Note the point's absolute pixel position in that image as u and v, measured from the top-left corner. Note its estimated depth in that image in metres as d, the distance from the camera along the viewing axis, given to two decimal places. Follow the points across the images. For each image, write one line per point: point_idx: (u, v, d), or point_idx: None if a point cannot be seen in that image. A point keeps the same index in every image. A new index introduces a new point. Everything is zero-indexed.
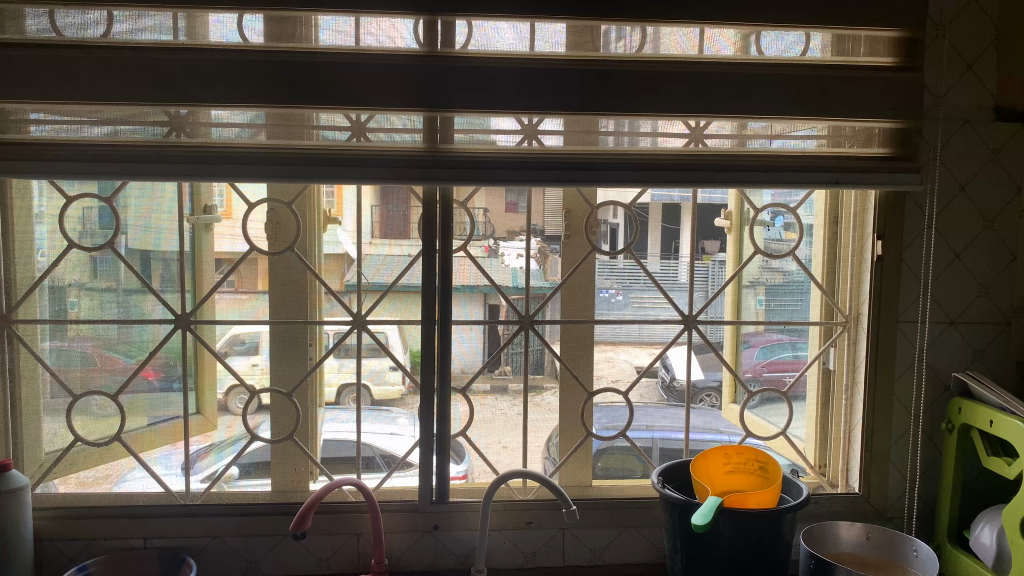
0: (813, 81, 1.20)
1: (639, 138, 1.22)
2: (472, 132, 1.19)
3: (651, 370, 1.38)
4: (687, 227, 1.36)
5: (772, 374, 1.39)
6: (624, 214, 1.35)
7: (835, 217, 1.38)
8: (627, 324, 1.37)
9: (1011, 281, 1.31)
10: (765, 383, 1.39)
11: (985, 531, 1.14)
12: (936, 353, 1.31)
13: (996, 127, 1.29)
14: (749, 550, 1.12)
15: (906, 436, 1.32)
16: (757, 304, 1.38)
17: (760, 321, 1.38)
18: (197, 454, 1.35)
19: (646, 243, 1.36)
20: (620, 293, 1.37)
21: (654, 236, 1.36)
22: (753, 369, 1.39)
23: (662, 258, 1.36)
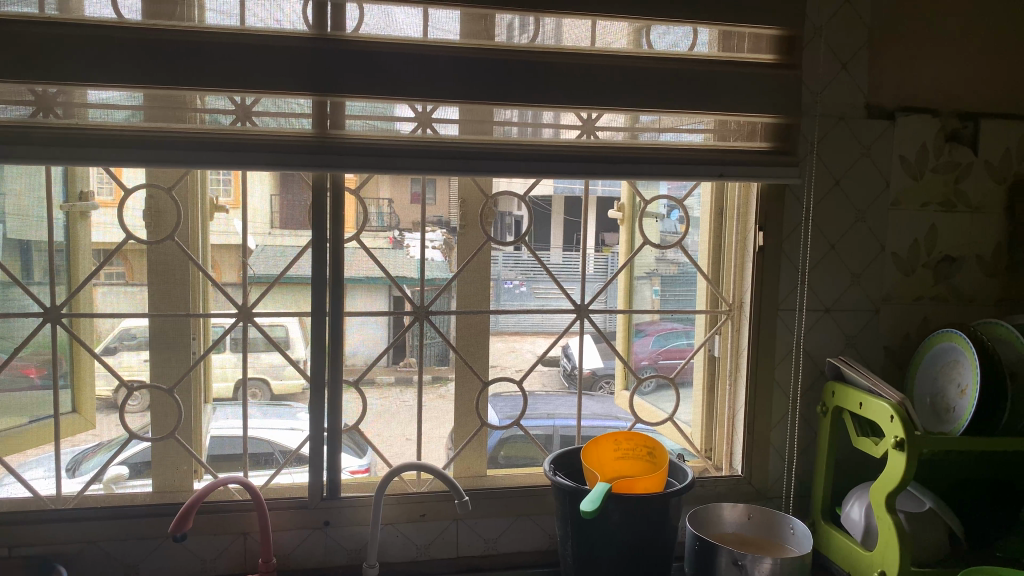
0: (701, 75, 1.23)
1: (542, 129, 1.22)
2: (375, 120, 1.18)
3: (550, 358, 1.39)
4: (588, 220, 1.37)
5: (667, 361, 1.43)
6: (527, 207, 1.35)
7: (721, 209, 1.43)
8: (532, 314, 1.37)
9: (880, 271, 1.38)
10: (657, 370, 1.42)
11: (855, 508, 1.21)
12: (813, 339, 1.37)
13: (868, 124, 1.35)
14: (637, 535, 1.15)
15: (785, 420, 1.38)
16: (651, 294, 1.41)
17: (655, 311, 1.41)
18: (85, 453, 1.28)
19: (548, 235, 1.36)
20: (524, 284, 1.37)
21: (556, 228, 1.37)
22: (648, 357, 1.42)
23: (563, 250, 1.37)
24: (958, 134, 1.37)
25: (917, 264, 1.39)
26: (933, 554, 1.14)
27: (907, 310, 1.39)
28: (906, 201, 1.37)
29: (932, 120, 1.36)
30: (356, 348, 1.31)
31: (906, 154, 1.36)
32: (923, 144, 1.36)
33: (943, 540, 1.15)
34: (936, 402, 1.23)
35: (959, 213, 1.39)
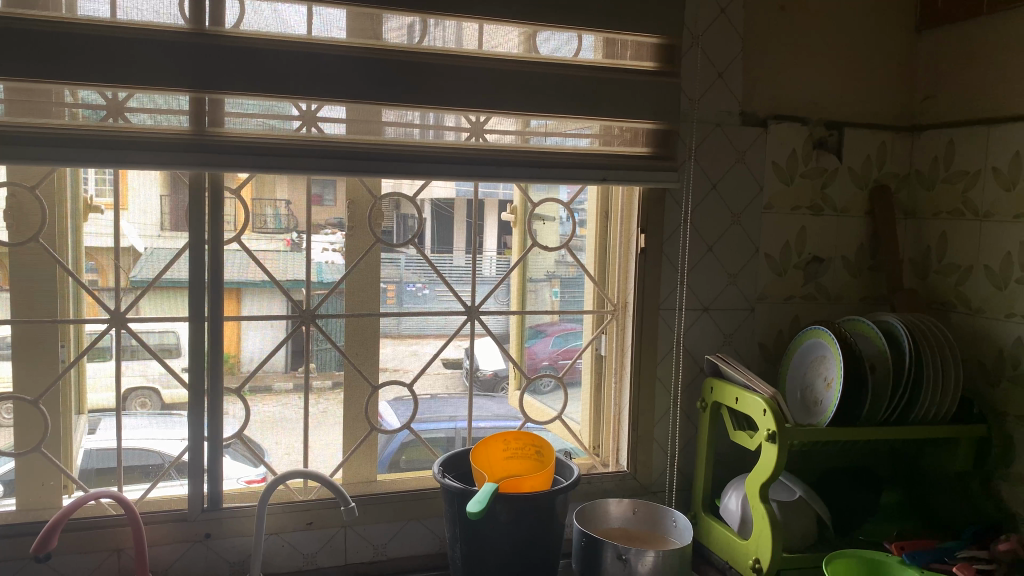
0: (585, 81, 1.26)
1: (444, 132, 1.23)
2: (268, 117, 1.15)
3: (453, 361, 1.39)
4: (493, 222, 1.38)
5: (567, 361, 1.45)
6: (432, 208, 1.35)
7: (607, 211, 1.45)
8: (432, 317, 1.37)
9: (754, 271, 1.44)
10: (558, 370, 1.45)
11: (732, 498, 1.26)
12: (692, 337, 1.42)
13: (742, 130, 1.41)
14: (525, 534, 1.16)
15: (668, 415, 1.42)
16: (551, 296, 1.43)
17: (554, 312, 1.43)
18: None
19: (453, 237, 1.36)
20: (427, 287, 1.36)
21: (460, 230, 1.36)
22: (549, 357, 1.44)
23: (467, 253, 1.37)
24: (824, 141, 1.45)
25: (788, 264, 1.46)
26: (803, 540, 1.20)
27: (780, 309, 1.46)
28: (778, 205, 1.44)
29: (801, 128, 1.44)
30: (249, 352, 1.27)
31: (777, 160, 1.43)
32: (793, 150, 1.44)
33: (812, 526, 1.21)
34: (806, 395, 1.30)
35: (826, 216, 1.47)
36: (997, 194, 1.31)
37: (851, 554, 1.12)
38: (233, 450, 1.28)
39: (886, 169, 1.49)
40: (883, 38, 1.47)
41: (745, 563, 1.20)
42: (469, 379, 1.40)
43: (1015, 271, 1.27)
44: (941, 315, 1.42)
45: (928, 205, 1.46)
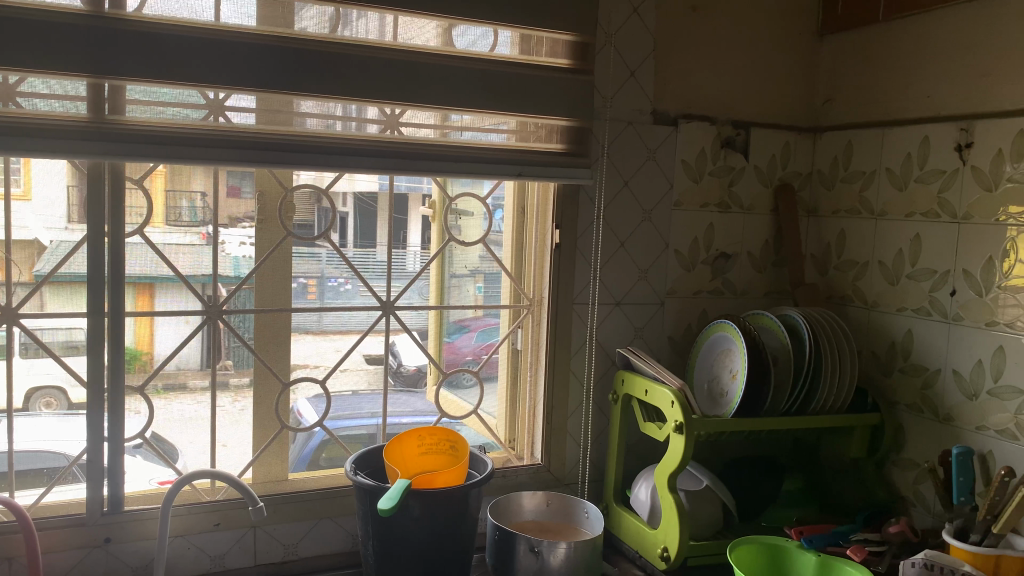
0: (501, 76, 1.26)
1: (367, 125, 1.22)
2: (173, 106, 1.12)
3: (377, 357, 1.37)
4: (415, 218, 1.37)
5: (490, 356, 1.45)
6: (354, 202, 1.32)
7: (523, 207, 1.45)
8: (357, 313, 1.35)
9: (664, 267, 1.48)
10: (482, 364, 1.45)
11: (642, 488, 1.28)
12: (604, 331, 1.45)
13: (654, 129, 1.44)
14: (438, 529, 1.16)
15: (581, 409, 1.44)
16: (475, 291, 1.43)
17: (478, 307, 1.43)
18: None
19: (376, 231, 1.34)
20: (350, 282, 1.34)
21: (383, 223, 1.34)
22: (472, 352, 1.44)
23: (391, 247, 1.35)
24: (732, 141, 1.50)
25: (697, 260, 1.50)
26: (708, 528, 1.24)
27: (689, 303, 1.50)
28: (688, 202, 1.48)
29: (709, 128, 1.48)
30: (161, 347, 1.23)
31: (686, 158, 1.47)
32: (702, 149, 1.48)
33: (717, 514, 1.25)
34: (713, 387, 1.34)
35: (733, 213, 1.51)
36: (890, 193, 1.38)
37: (754, 540, 1.15)
38: (146, 450, 1.24)
39: (789, 169, 1.55)
40: (787, 42, 1.52)
41: (654, 552, 1.23)
42: (394, 379, 1.39)
43: (905, 268, 1.34)
44: (839, 309, 1.48)
45: (828, 204, 1.52)
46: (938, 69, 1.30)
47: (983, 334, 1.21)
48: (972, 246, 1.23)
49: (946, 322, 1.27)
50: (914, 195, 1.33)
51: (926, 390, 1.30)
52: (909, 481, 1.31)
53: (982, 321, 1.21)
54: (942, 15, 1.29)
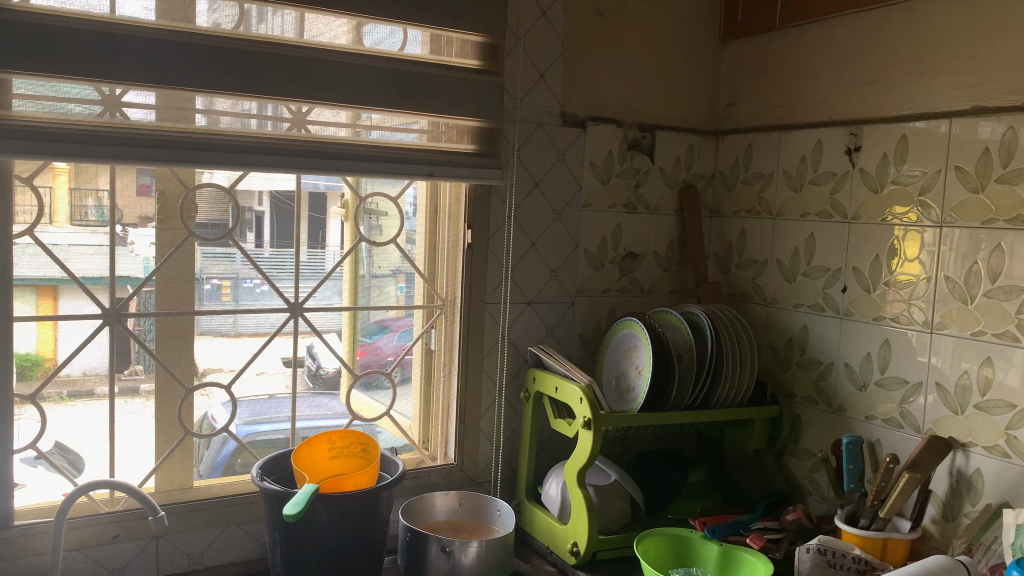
0: (411, 75, 1.26)
1: (280, 123, 1.20)
2: (65, 102, 1.07)
3: (294, 360, 1.34)
4: (333, 217, 1.35)
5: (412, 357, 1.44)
6: (270, 201, 1.29)
7: (436, 209, 1.44)
8: (275, 314, 1.32)
9: (574, 266, 1.51)
10: (403, 365, 1.43)
11: (552, 485, 1.30)
12: (516, 330, 1.46)
13: (562, 131, 1.46)
14: (347, 533, 1.15)
15: (493, 408, 1.45)
16: (396, 292, 1.42)
17: (400, 307, 1.42)
18: None
19: (293, 231, 1.31)
20: (266, 283, 1.31)
21: (300, 224, 1.32)
22: (394, 352, 1.43)
23: (309, 247, 1.33)
24: (638, 143, 1.53)
25: (606, 259, 1.53)
26: (617, 521, 1.26)
27: (598, 301, 1.53)
28: (596, 203, 1.51)
29: (616, 130, 1.51)
30: (64, 353, 1.17)
31: (595, 160, 1.50)
32: (609, 151, 1.51)
33: (625, 508, 1.28)
34: (621, 382, 1.37)
35: (640, 214, 1.55)
36: (786, 194, 1.44)
37: (659, 532, 1.18)
38: (47, 463, 1.17)
39: (693, 171, 1.59)
40: (691, 47, 1.57)
41: (564, 547, 1.25)
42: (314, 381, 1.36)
43: (801, 266, 1.40)
44: (741, 306, 1.53)
45: (730, 204, 1.57)
46: (829, 76, 1.36)
47: (871, 328, 1.27)
48: (860, 245, 1.30)
49: (838, 318, 1.33)
50: (809, 197, 1.39)
51: (820, 382, 1.36)
52: (807, 470, 1.37)
53: (869, 316, 1.28)
54: (832, 25, 1.36)
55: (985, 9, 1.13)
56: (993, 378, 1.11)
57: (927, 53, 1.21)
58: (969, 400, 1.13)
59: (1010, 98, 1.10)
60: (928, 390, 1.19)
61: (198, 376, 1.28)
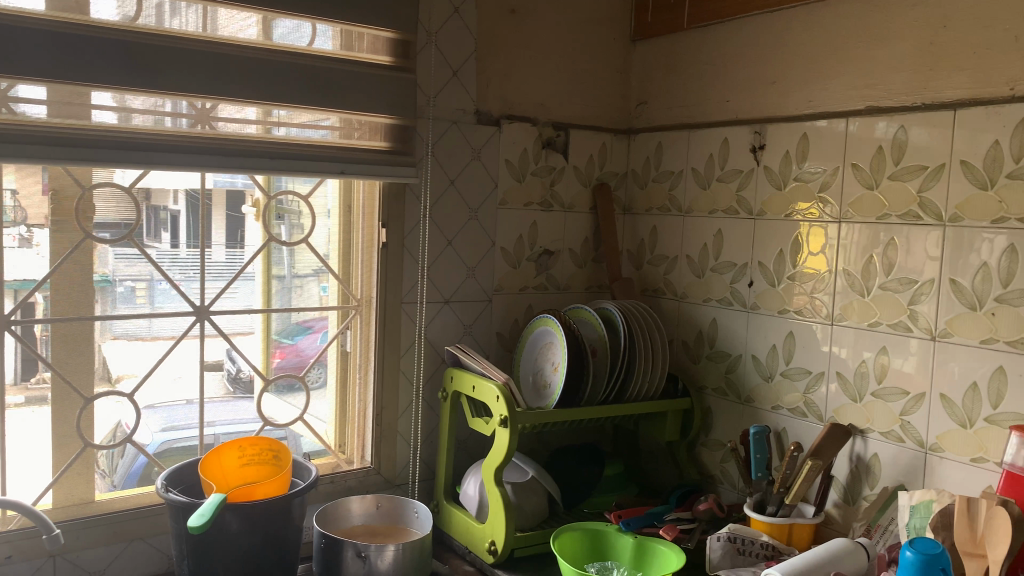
0: (321, 71, 1.23)
1: (186, 120, 1.15)
2: None
3: (212, 364, 1.29)
4: (249, 217, 1.30)
5: (334, 356, 1.41)
6: (186, 199, 1.24)
7: (350, 206, 1.39)
8: (186, 317, 1.26)
9: (491, 264, 1.50)
10: (325, 366, 1.40)
11: (470, 484, 1.30)
12: (433, 330, 1.45)
13: (477, 128, 1.45)
14: (258, 542, 1.12)
15: (411, 408, 1.44)
16: (320, 291, 1.38)
17: (325, 307, 1.39)
18: None
19: (212, 231, 1.27)
20: (181, 286, 1.26)
21: (219, 223, 1.28)
22: (317, 353, 1.39)
23: (227, 247, 1.29)
24: (553, 141, 1.54)
25: (522, 257, 1.54)
26: (533, 518, 1.27)
27: (515, 299, 1.54)
28: (512, 201, 1.51)
29: (530, 128, 1.51)
30: None
31: (510, 158, 1.50)
32: (524, 149, 1.51)
33: (542, 504, 1.29)
34: (537, 379, 1.37)
35: (555, 211, 1.56)
36: (695, 191, 1.47)
37: (575, 527, 1.19)
38: None
39: (606, 169, 1.61)
40: (603, 46, 1.58)
41: (482, 546, 1.24)
42: (235, 387, 1.32)
43: (710, 261, 1.43)
44: (653, 301, 1.56)
45: (641, 202, 1.59)
46: (735, 77, 1.40)
47: (776, 320, 1.32)
48: (765, 241, 1.34)
49: (745, 311, 1.37)
50: (716, 194, 1.42)
51: (729, 374, 1.40)
52: (717, 460, 1.41)
53: (775, 308, 1.32)
54: (736, 26, 1.39)
55: (878, 13, 1.18)
56: (889, 366, 1.15)
57: (825, 55, 1.25)
58: (866, 387, 1.18)
59: (902, 98, 1.15)
60: (829, 379, 1.23)
61: (111, 382, 1.22)
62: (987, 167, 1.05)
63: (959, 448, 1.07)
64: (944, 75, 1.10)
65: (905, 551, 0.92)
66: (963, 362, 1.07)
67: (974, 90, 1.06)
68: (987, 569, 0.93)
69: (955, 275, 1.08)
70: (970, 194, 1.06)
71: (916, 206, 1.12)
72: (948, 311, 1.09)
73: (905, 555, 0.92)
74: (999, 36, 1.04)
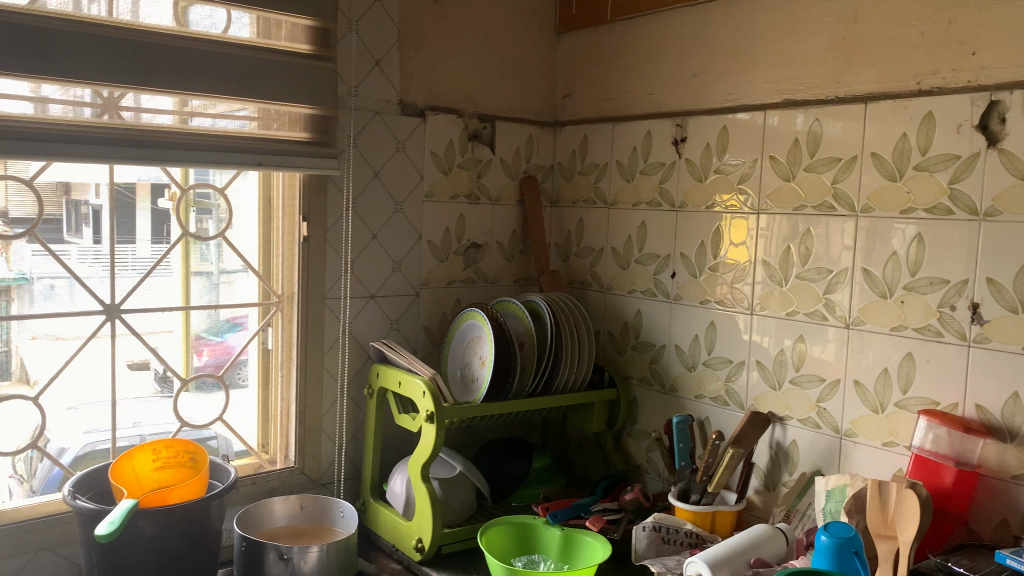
0: (238, 60, 1.19)
1: (93, 109, 1.09)
2: None
3: (139, 364, 1.25)
4: (172, 211, 1.26)
5: (258, 351, 1.37)
6: (108, 194, 1.19)
7: (270, 199, 1.35)
8: (96, 316, 1.20)
9: (417, 257, 1.48)
10: (250, 364, 1.36)
11: (397, 481, 1.28)
12: (358, 325, 1.42)
13: (401, 120, 1.43)
14: (173, 549, 1.08)
15: (335, 406, 1.41)
16: (252, 287, 1.35)
17: (255, 304, 1.35)
18: None
19: (134, 227, 1.22)
20: (103, 282, 1.20)
21: (142, 219, 1.23)
22: (246, 351, 1.36)
23: (153, 242, 1.24)
24: (479, 133, 1.53)
25: (449, 250, 1.52)
26: (461, 514, 1.26)
27: (442, 293, 1.52)
28: (438, 193, 1.49)
29: (456, 120, 1.49)
30: None
31: (436, 150, 1.48)
32: (449, 141, 1.49)
33: (470, 500, 1.28)
34: (465, 373, 1.36)
35: (482, 204, 1.55)
36: (620, 184, 1.47)
37: (503, 522, 1.19)
38: None
39: (533, 161, 1.61)
40: (528, 38, 1.58)
41: (409, 544, 1.23)
42: (167, 382, 1.28)
43: (634, 252, 1.45)
44: (580, 293, 1.57)
45: (568, 194, 1.60)
46: (658, 69, 1.40)
47: (698, 311, 1.33)
48: (687, 232, 1.35)
49: (668, 302, 1.38)
50: (640, 186, 1.43)
51: (654, 364, 1.41)
52: (643, 449, 1.42)
53: (697, 299, 1.33)
54: (659, 19, 1.40)
55: (794, 8, 1.20)
56: (806, 353, 1.18)
57: (744, 49, 1.27)
58: (784, 375, 1.21)
59: (817, 92, 1.17)
60: (749, 367, 1.26)
61: (28, 385, 1.16)
62: (896, 159, 1.08)
63: (871, 432, 1.10)
64: (856, 69, 1.12)
65: (820, 535, 0.95)
66: (875, 349, 1.10)
67: (883, 84, 1.09)
68: (897, 550, 0.95)
69: (868, 265, 1.11)
70: (881, 185, 1.09)
71: (830, 197, 1.15)
72: (861, 299, 1.12)
73: (820, 539, 0.94)
74: (907, 31, 1.07)
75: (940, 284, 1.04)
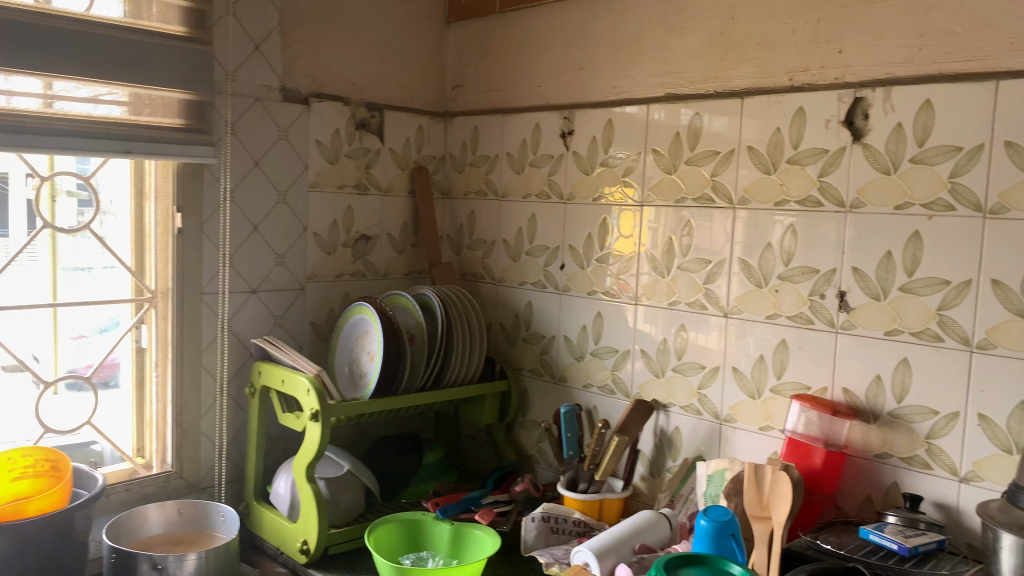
0: (103, 40, 1.12)
1: None
2: None
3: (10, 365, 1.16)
4: (40, 196, 1.17)
5: (126, 357, 1.28)
6: None
7: (141, 189, 1.27)
8: None
9: (302, 250, 1.43)
10: (118, 372, 1.28)
11: (282, 482, 1.23)
12: (238, 321, 1.36)
13: (283, 107, 1.37)
14: (32, 566, 1.00)
15: (215, 406, 1.34)
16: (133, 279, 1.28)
17: (139, 299, 1.28)
18: None
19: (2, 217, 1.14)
20: None
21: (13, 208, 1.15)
22: (110, 362, 1.27)
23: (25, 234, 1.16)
24: (366, 122, 1.49)
25: (336, 242, 1.48)
26: (349, 513, 1.23)
27: (330, 287, 1.48)
28: (324, 184, 1.45)
29: (342, 108, 1.45)
30: None
31: (321, 138, 1.43)
32: (336, 130, 1.45)
33: (358, 498, 1.25)
34: (353, 369, 1.33)
35: (371, 194, 1.51)
36: (510, 175, 1.47)
37: (392, 519, 1.17)
38: None
39: (424, 152, 1.58)
40: (416, 26, 1.55)
41: (294, 546, 1.19)
42: (38, 386, 1.19)
43: (525, 244, 1.45)
44: (472, 286, 1.55)
45: (459, 186, 1.58)
46: (545, 61, 1.41)
47: (586, 301, 1.35)
48: (575, 224, 1.36)
49: (557, 293, 1.39)
50: (530, 177, 1.43)
51: (544, 355, 1.42)
52: (534, 440, 1.42)
53: (584, 290, 1.35)
54: (546, 11, 1.40)
55: (674, 4, 1.22)
56: (688, 341, 1.21)
57: (627, 43, 1.28)
58: (667, 363, 1.23)
59: (697, 87, 1.20)
60: (634, 356, 1.28)
61: None
62: (770, 153, 1.11)
63: (748, 417, 1.14)
64: (733, 65, 1.15)
65: (700, 519, 0.97)
66: (752, 337, 1.14)
67: (758, 80, 1.13)
68: (771, 531, 0.98)
69: (745, 256, 1.14)
70: (757, 178, 1.13)
71: (710, 189, 1.18)
72: (739, 288, 1.15)
73: (700, 524, 0.97)
74: (779, 30, 1.10)
75: (810, 274, 1.08)
